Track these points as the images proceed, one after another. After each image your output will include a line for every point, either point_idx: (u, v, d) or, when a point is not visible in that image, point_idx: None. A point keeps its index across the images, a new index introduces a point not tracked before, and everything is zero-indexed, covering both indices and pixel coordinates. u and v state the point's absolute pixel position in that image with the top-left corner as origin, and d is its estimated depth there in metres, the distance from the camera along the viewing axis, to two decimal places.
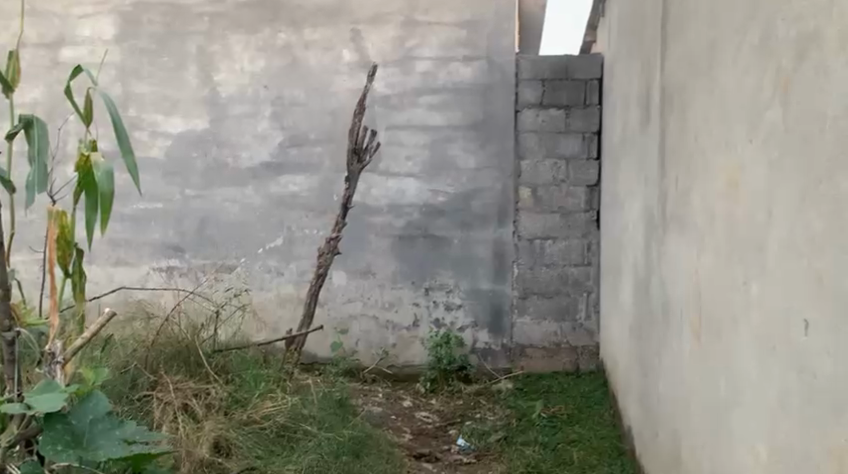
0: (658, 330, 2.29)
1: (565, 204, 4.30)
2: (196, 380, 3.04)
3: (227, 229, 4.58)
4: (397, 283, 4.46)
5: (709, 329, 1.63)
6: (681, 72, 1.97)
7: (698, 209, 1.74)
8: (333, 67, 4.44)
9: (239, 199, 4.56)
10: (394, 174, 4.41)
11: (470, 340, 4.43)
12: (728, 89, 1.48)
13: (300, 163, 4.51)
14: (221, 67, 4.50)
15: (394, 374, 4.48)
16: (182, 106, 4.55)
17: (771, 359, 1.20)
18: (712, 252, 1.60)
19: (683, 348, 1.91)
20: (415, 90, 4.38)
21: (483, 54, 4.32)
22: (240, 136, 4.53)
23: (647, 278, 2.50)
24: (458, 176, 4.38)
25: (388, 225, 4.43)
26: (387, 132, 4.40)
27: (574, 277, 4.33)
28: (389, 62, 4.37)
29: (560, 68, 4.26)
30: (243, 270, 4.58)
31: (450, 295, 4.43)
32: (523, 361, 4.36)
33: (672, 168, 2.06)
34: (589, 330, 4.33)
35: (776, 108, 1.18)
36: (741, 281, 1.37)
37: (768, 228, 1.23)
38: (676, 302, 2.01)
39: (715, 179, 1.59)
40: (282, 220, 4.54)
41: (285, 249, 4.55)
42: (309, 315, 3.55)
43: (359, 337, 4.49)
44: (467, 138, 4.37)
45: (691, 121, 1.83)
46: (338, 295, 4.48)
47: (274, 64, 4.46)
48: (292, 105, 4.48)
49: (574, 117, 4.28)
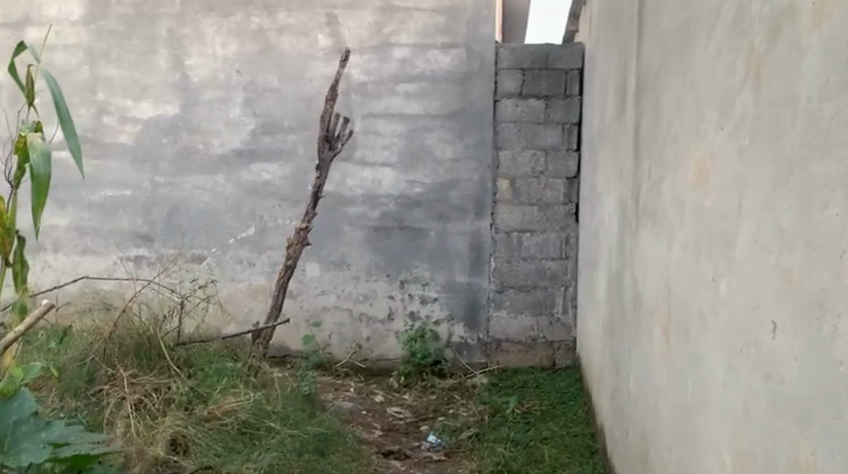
0: (630, 328, 2.21)
1: (543, 197, 4.22)
2: (155, 374, 2.94)
3: (197, 219, 4.46)
4: (372, 275, 4.36)
5: (678, 328, 1.55)
6: (656, 59, 1.88)
7: (670, 203, 1.66)
8: (308, 53, 4.32)
9: (209, 188, 4.44)
10: (370, 163, 4.31)
11: (445, 334, 4.35)
12: (700, 73, 1.39)
13: (273, 151, 4.39)
14: (193, 52, 4.38)
15: (368, 368, 4.38)
16: (152, 91, 4.42)
17: (737, 360, 1.13)
18: (682, 247, 1.52)
19: (654, 348, 1.83)
20: (392, 77, 4.27)
21: (462, 42, 4.21)
22: (211, 122, 4.41)
23: (621, 273, 2.42)
24: (435, 167, 4.29)
25: (363, 216, 4.33)
26: (363, 120, 4.30)
27: (552, 271, 4.25)
28: (366, 49, 4.27)
29: (541, 58, 4.16)
30: (213, 260, 4.47)
31: (426, 288, 4.34)
32: (498, 355, 4.29)
33: (645, 159, 1.98)
34: (566, 325, 4.25)
35: (748, 92, 1.10)
36: (710, 278, 1.29)
37: (737, 222, 1.14)
38: (648, 299, 1.92)
39: (686, 169, 1.50)
40: (254, 210, 4.42)
41: (257, 239, 4.44)
42: (277, 307, 3.44)
43: (333, 330, 4.40)
44: (445, 128, 4.27)
45: (664, 109, 1.75)
46: (311, 287, 4.38)
47: (247, 49, 4.34)
48: (265, 91, 4.36)
49: (554, 108, 4.19)
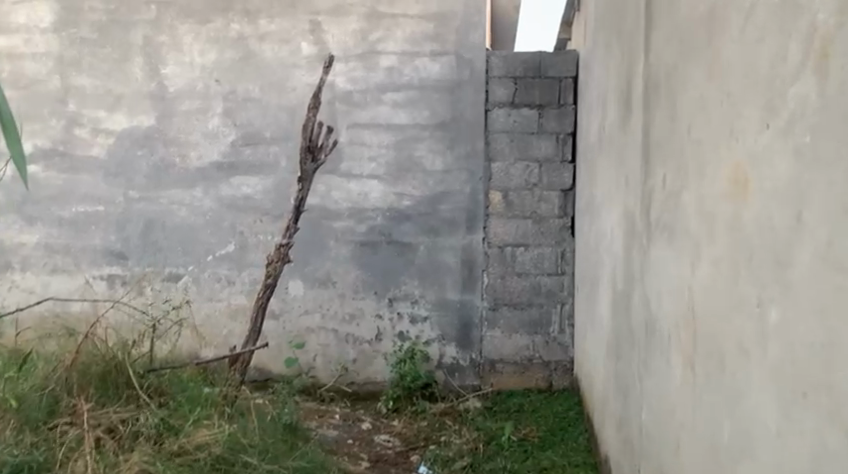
0: (641, 353, 2.01)
1: (538, 210, 4.02)
2: (123, 403, 2.74)
3: (174, 235, 4.23)
4: (358, 293, 4.15)
5: (707, 359, 1.35)
6: (671, 56, 1.70)
7: (693, 215, 1.47)
8: (290, 61, 4.13)
9: (187, 202, 4.22)
10: (356, 176, 4.11)
11: (436, 354, 4.13)
12: (736, 63, 1.20)
13: (253, 163, 4.18)
14: (170, 60, 4.18)
15: (354, 392, 4.15)
16: (126, 101, 4.21)
17: (794, 407, 0.94)
18: (712, 264, 1.33)
19: (673, 378, 1.63)
20: (379, 86, 4.08)
21: (452, 49, 4.04)
22: (189, 133, 4.20)
23: (628, 293, 2.21)
24: (424, 179, 4.09)
25: (349, 231, 4.12)
26: (348, 130, 4.10)
27: (548, 288, 4.05)
28: (351, 56, 4.08)
29: (533, 65, 3.99)
30: (191, 279, 4.24)
31: (416, 306, 4.13)
32: (493, 377, 4.07)
33: (659, 168, 1.79)
34: (563, 344, 4.05)
35: (809, 78, 0.91)
36: (755, 303, 1.09)
37: (795, 237, 0.95)
38: (664, 323, 1.72)
39: (716, 175, 1.31)
40: (234, 225, 4.20)
41: (237, 256, 4.22)
42: (256, 330, 3.22)
43: (317, 352, 4.17)
44: (434, 138, 4.08)
45: (683, 110, 1.56)
46: (294, 307, 4.16)
47: (227, 57, 4.15)
48: (246, 100, 4.16)
49: (548, 118, 4.01)
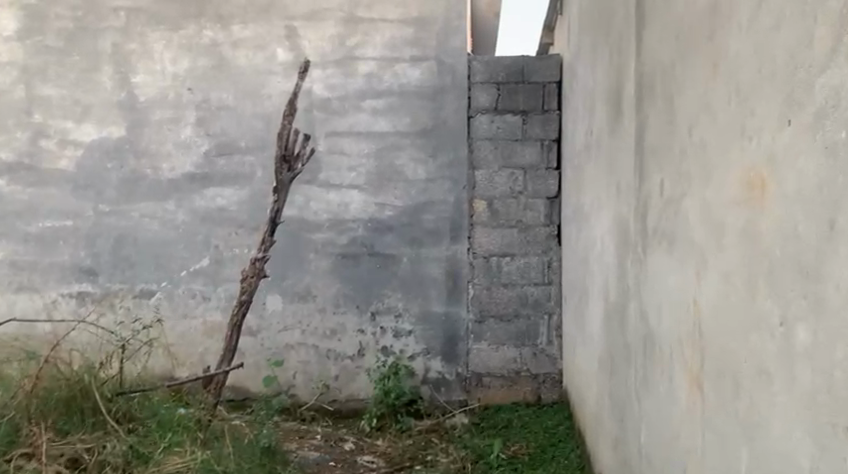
0: (639, 370, 1.89)
1: (523, 218, 3.91)
2: (89, 430, 2.59)
3: (147, 250, 4.07)
4: (339, 307, 4.00)
5: (718, 380, 1.23)
6: (666, 54, 1.59)
7: (697, 223, 1.35)
8: (265, 68, 4.00)
9: (159, 216, 4.06)
10: (336, 186, 3.97)
11: (421, 369, 3.99)
12: (748, 55, 1.09)
13: (228, 174, 4.03)
14: (140, 68, 4.03)
15: (336, 410, 4.00)
16: (95, 111, 4.05)
17: (832, 442, 0.83)
18: (722, 277, 1.20)
19: (677, 399, 1.51)
20: (358, 93, 3.95)
21: (432, 54, 3.93)
22: (161, 144, 4.05)
23: (623, 306, 2.09)
24: (406, 188, 3.96)
25: (329, 243, 3.98)
26: (326, 139, 3.97)
27: (534, 299, 3.92)
28: (329, 63, 3.95)
29: (516, 70, 3.88)
30: (164, 295, 4.08)
31: (399, 320, 3.99)
32: (480, 391, 3.93)
33: (655, 173, 1.67)
34: (552, 356, 3.92)
35: (842, 66, 0.79)
36: (779, 323, 0.97)
37: (829, 249, 0.83)
38: (665, 339, 1.60)
39: (726, 180, 1.19)
40: (208, 239, 4.05)
41: (212, 271, 4.06)
42: (231, 349, 3.06)
43: (297, 369, 4.02)
44: (416, 146, 3.96)
45: (684, 109, 1.44)
46: (273, 322, 4.01)
47: (200, 64, 4.01)
48: (219, 109, 4.02)
49: (532, 124, 3.90)
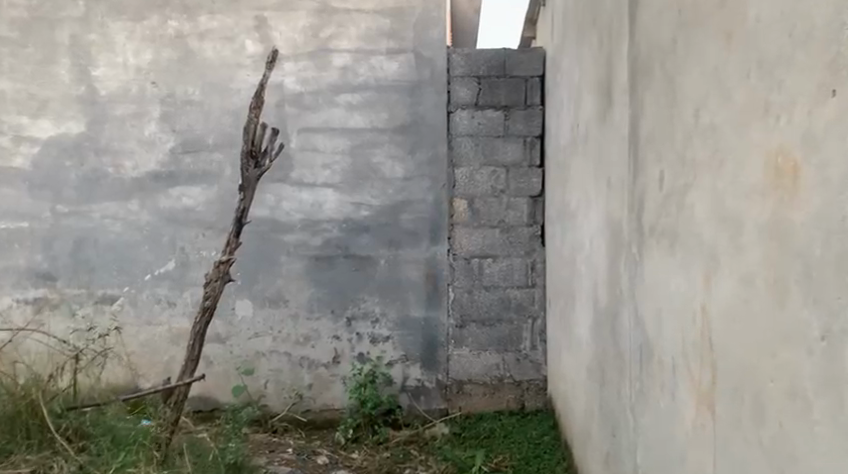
0: (634, 383, 1.71)
1: (505, 218, 3.73)
2: (33, 451, 2.40)
3: (108, 253, 3.85)
4: (313, 313, 3.80)
5: (735, 400, 1.06)
6: (666, 32, 1.42)
7: (706, 220, 1.18)
8: (234, 61, 3.79)
9: (121, 216, 3.84)
10: (309, 184, 3.78)
11: (399, 377, 3.80)
12: (773, 19, 0.92)
13: (195, 173, 3.82)
14: (100, 60, 3.81)
15: (310, 421, 3.79)
16: (52, 106, 3.82)
17: None
18: (740, 281, 1.03)
19: (682, 418, 1.33)
20: (331, 87, 3.76)
21: (410, 46, 3.74)
22: (123, 141, 3.83)
23: (615, 313, 1.91)
24: (383, 187, 3.77)
25: (302, 245, 3.78)
26: (299, 135, 3.77)
27: (517, 302, 3.75)
28: (301, 55, 3.76)
29: (498, 64, 3.71)
30: (127, 301, 3.86)
31: (376, 326, 3.80)
32: (461, 399, 3.75)
33: (653, 166, 1.50)
34: (536, 361, 3.75)
35: None
36: (821, 337, 0.81)
37: None
38: (666, 350, 1.43)
39: (746, 168, 1.01)
40: (174, 240, 3.84)
41: (178, 274, 3.85)
42: (194, 359, 2.84)
43: (269, 377, 3.81)
44: (393, 143, 3.77)
45: (689, 91, 1.28)
46: (242, 329, 3.81)
47: (164, 57, 3.79)
48: (186, 104, 3.80)
49: (514, 120, 3.73)
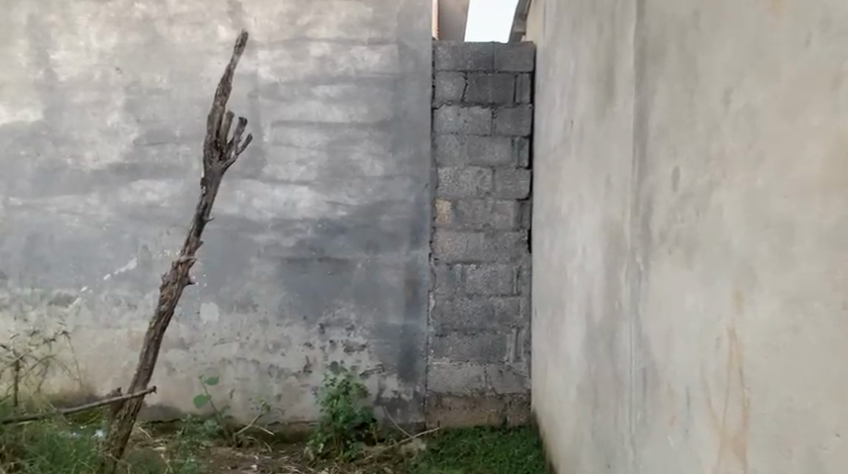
0: (634, 412, 1.49)
1: (490, 221, 3.52)
2: None
3: (65, 251, 3.59)
4: (284, 319, 3.56)
5: (779, 454, 0.85)
6: (686, 4, 1.21)
7: (738, 227, 0.96)
8: (205, 47, 3.55)
9: (80, 211, 3.58)
10: (282, 181, 3.54)
11: (374, 389, 3.57)
12: None
13: (160, 166, 3.57)
14: (61, 44, 3.55)
15: (278, 434, 3.56)
16: (8, 91, 3.56)
17: None
18: (790, 304, 0.82)
19: (698, 462, 1.12)
20: (308, 78, 3.53)
21: (393, 37, 3.52)
22: (84, 130, 3.57)
23: (613, 331, 1.70)
24: (362, 186, 3.54)
25: (273, 246, 3.54)
26: (273, 129, 3.53)
27: (501, 311, 3.53)
28: (277, 43, 3.52)
29: (486, 58, 3.50)
30: (84, 301, 3.60)
31: (351, 333, 3.57)
32: (440, 413, 3.53)
33: (665, 162, 1.29)
34: (519, 374, 3.53)
35: None
36: None
37: None
38: (677, 378, 1.22)
39: (802, 163, 0.80)
40: (136, 238, 3.58)
41: (140, 275, 3.59)
42: (148, 368, 2.59)
43: (235, 386, 3.57)
44: (373, 139, 3.54)
45: (719, 73, 1.06)
46: (208, 335, 3.56)
47: (130, 41, 3.54)
48: (152, 92, 3.55)
49: (502, 118, 3.52)
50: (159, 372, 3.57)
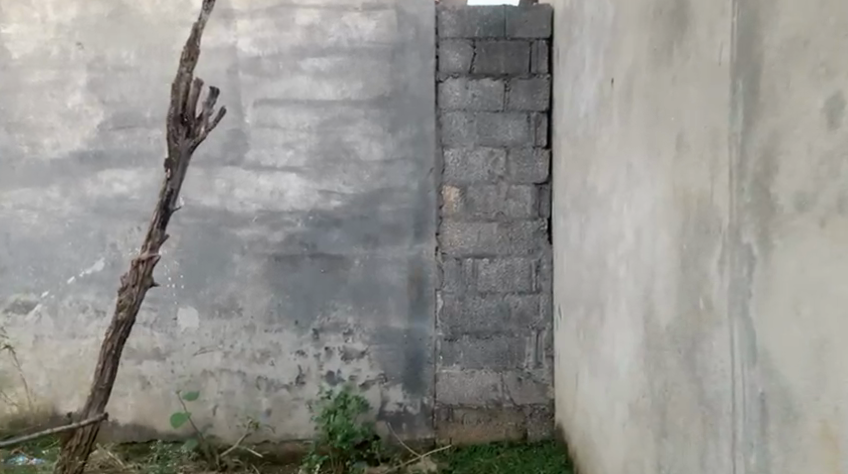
0: (741, 454, 1.09)
1: (504, 209, 3.09)
2: None
3: (22, 251, 3.16)
4: (273, 325, 3.14)
5: None
6: None
7: None
8: (177, 18, 3.11)
9: (39, 206, 3.15)
10: (268, 168, 3.11)
11: (376, 401, 3.15)
12: None
13: (129, 153, 3.14)
14: (12, 16, 3.11)
15: (268, 455, 3.14)
16: None
17: None
18: None
19: None
20: (295, 50, 3.09)
21: (391, 2, 3.08)
22: (41, 114, 3.14)
23: (695, 339, 1.27)
24: (359, 171, 3.11)
25: (259, 241, 3.11)
26: (255, 109, 3.10)
27: (519, 311, 3.10)
28: (259, 11, 3.08)
29: (496, 23, 3.06)
30: (45, 308, 3.17)
31: (349, 340, 3.14)
32: (452, 428, 3.12)
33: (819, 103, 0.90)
34: (540, 382, 3.11)
35: None
36: None
37: None
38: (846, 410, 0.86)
39: None
40: (104, 235, 3.15)
41: (108, 277, 3.16)
42: (104, 388, 2.16)
43: (219, 401, 3.14)
44: (370, 118, 3.11)
45: None
46: (186, 343, 3.13)
47: (91, 12, 3.10)
48: (118, 70, 3.12)
49: (516, 91, 3.08)
50: (132, 387, 3.14)
